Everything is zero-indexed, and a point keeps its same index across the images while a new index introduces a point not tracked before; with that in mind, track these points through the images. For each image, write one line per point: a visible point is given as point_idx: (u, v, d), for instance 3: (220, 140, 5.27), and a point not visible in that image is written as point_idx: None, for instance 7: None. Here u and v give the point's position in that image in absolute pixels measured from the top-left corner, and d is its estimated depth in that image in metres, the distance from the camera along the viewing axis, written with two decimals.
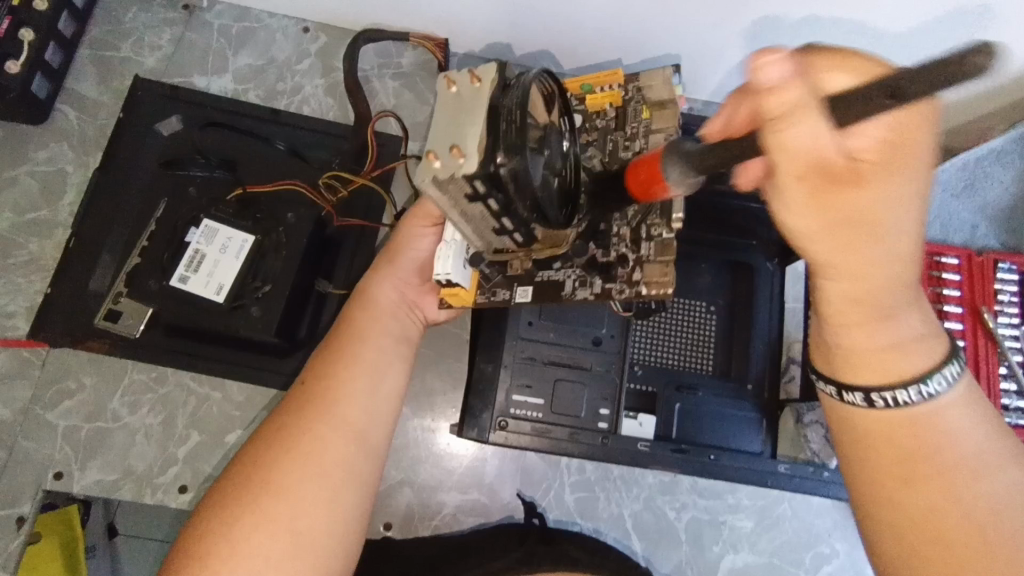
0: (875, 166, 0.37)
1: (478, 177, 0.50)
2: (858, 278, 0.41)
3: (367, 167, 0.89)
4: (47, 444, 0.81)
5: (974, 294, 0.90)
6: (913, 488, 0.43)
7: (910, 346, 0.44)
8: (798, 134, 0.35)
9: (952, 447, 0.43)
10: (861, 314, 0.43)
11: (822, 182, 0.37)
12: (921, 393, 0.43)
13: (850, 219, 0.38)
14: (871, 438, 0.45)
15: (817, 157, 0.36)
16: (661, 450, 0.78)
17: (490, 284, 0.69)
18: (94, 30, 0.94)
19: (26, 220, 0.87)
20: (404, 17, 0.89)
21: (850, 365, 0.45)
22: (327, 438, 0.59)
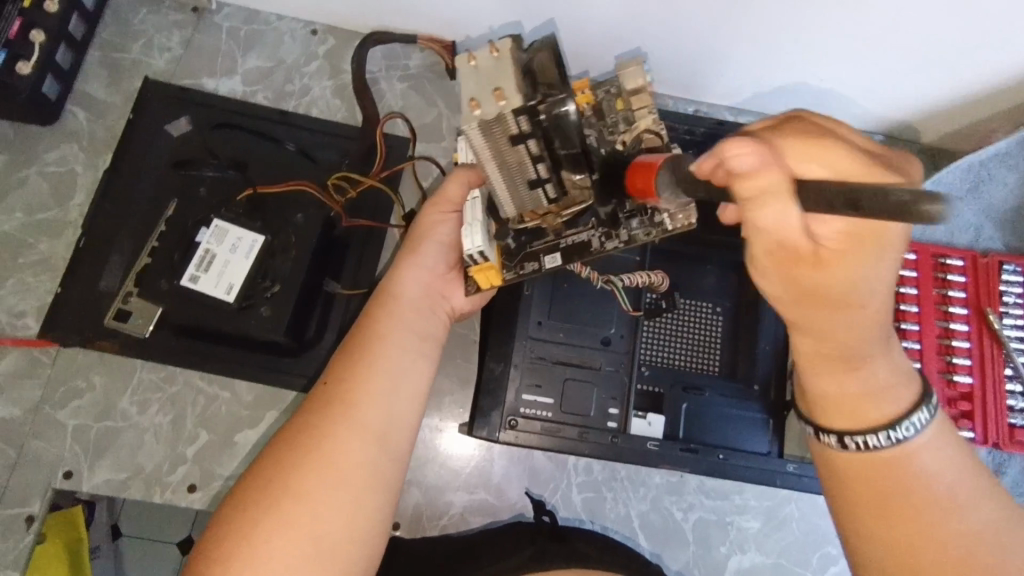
0: (838, 251, 0.43)
1: (521, 115, 0.54)
2: (835, 343, 0.48)
3: (376, 169, 0.90)
4: (57, 443, 0.81)
5: (979, 295, 0.90)
6: (894, 522, 0.49)
7: (883, 394, 0.50)
8: (768, 217, 0.42)
9: (929, 483, 0.49)
10: (839, 369, 0.50)
11: (792, 264, 0.44)
12: (889, 438, 0.49)
13: (819, 295, 0.46)
14: (849, 474, 0.51)
15: (782, 240, 0.43)
16: (670, 450, 0.79)
17: (519, 257, 0.69)
18: (103, 32, 0.94)
19: (36, 220, 0.88)
20: (413, 20, 0.90)
21: (827, 410, 0.52)
22: (347, 442, 0.57)
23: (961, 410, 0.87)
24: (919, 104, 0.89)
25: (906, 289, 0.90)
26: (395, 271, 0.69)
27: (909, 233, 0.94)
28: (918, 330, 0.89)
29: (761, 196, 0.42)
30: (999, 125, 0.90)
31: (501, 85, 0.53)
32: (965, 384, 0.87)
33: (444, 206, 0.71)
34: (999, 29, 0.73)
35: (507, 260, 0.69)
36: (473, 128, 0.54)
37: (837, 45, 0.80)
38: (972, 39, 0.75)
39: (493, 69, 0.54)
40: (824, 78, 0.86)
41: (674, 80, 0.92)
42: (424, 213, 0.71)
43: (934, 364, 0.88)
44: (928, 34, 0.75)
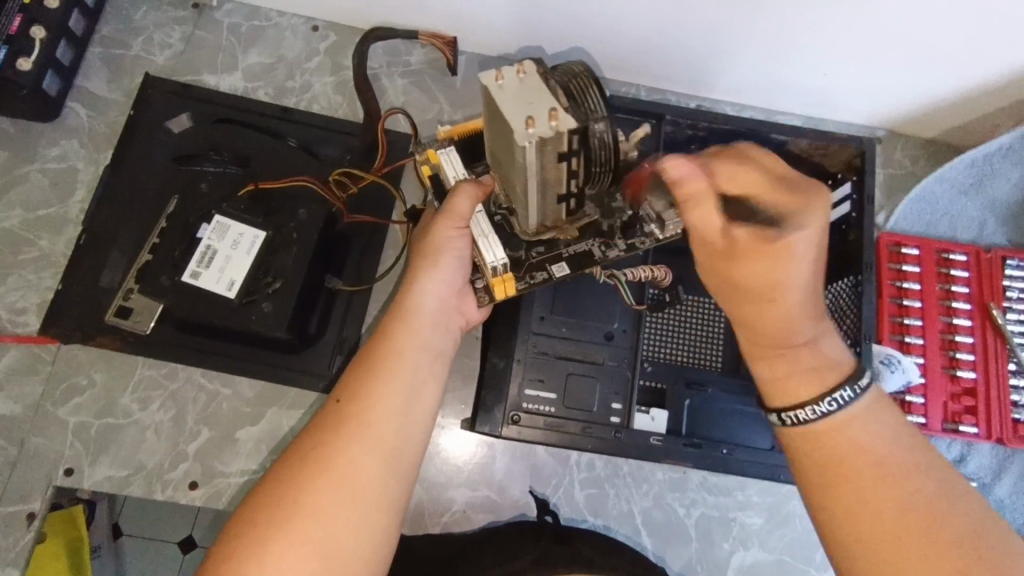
0: (744, 246, 0.52)
1: (576, 132, 0.53)
2: (763, 332, 0.55)
3: (378, 164, 0.89)
4: (57, 440, 0.81)
5: (983, 291, 0.90)
6: (845, 486, 0.49)
7: (812, 374, 0.54)
8: (705, 219, 0.54)
9: (862, 453, 0.50)
10: (768, 352, 0.55)
11: (712, 256, 0.55)
12: (818, 411, 0.52)
13: (738, 287, 0.54)
14: (806, 445, 0.52)
15: (710, 236, 0.55)
16: (674, 445, 0.78)
17: (527, 267, 0.72)
18: (103, 28, 0.94)
19: (37, 217, 0.87)
20: (414, 16, 0.90)
21: (770, 391, 0.55)
22: (361, 460, 0.56)
23: (964, 405, 0.87)
24: (921, 101, 0.89)
25: (910, 284, 0.90)
26: (411, 284, 0.67)
27: (912, 228, 0.94)
28: (921, 324, 0.89)
29: (693, 200, 0.54)
30: (1001, 120, 0.90)
31: (553, 103, 0.53)
32: (969, 378, 0.87)
33: (458, 219, 0.67)
34: (1001, 24, 0.73)
35: (517, 272, 0.72)
36: (530, 146, 0.52)
37: (839, 41, 0.79)
38: (974, 35, 0.75)
39: (525, 88, 0.53)
40: (826, 73, 0.86)
41: (677, 76, 0.92)
42: (435, 228, 0.67)
43: (938, 359, 0.88)
44: (930, 29, 0.75)
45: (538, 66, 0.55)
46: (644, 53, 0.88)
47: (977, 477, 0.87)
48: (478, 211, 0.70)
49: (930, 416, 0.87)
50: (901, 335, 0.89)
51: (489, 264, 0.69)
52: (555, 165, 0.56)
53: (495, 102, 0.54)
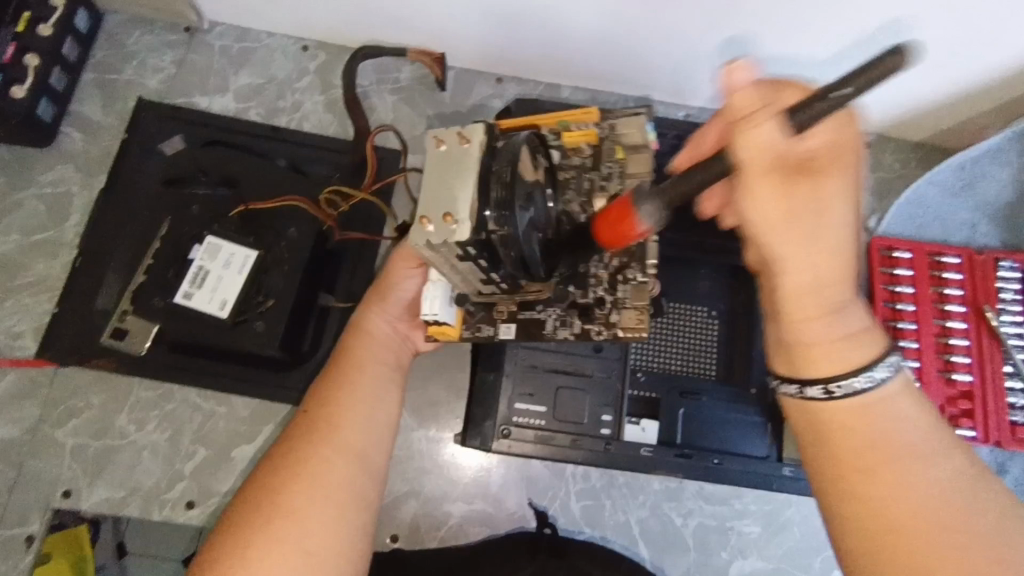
0: (825, 159, 0.46)
1: (471, 243, 0.54)
2: (815, 272, 0.47)
3: (367, 181, 0.90)
4: (55, 463, 0.81)
5: (976, 293, 0.90)
6: (875, 479, 0.46)
7: (858, 338, 0.48)
8: (762, 134, 0.44)
9: (899, 436, 0.46)
10: (816, 306, 0.48)
11: (786, 177, 0.45)
12: (870, 381, 0.47)
13: (799, 212, 0.45)
14: (832, 429, 0.48)
15: (775, 154, 0.44)
16: (664, 455, 0.78)
17: (479, 321, 0.70)
18: (97, 54, 0.96)
19: (32, 241, 0.89)
20: (401, 33, 0.91)
21: (809, 359, 0.48)
22: (333, 463, 0.58)
23: (961, 408, 0.87)
24: (906, 105, 0.89)
25: (902, 288, 0.90)
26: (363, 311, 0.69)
27: (905, 231, 0.94)
28: (915, 328, 0.89)
29: (751, 112, 0.44)
30: (989, 121, 0.90)
31: (450, 207, 0.53)
32: (965, 382, 0.87)
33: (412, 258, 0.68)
34: (984, 23, 0.73)
35: (466, 322, 0.70)
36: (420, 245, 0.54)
37: (825, 46, 0.79)
38: (953, 39, 0.76)
39: (449, 165, 0.55)
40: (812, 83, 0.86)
41: (662, 86, 0.92)
42: (392, 263, 0.69)
43: (933, 363, 0.88)
44: (914, 30, 0.75)
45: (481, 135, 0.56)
46: (630, 64, 0.89)
47: None
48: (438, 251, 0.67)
49: None
50: (895, 340, 0.89)
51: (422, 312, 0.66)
52: (452, 259, 0.57)
53: (432, 168, 0.56)
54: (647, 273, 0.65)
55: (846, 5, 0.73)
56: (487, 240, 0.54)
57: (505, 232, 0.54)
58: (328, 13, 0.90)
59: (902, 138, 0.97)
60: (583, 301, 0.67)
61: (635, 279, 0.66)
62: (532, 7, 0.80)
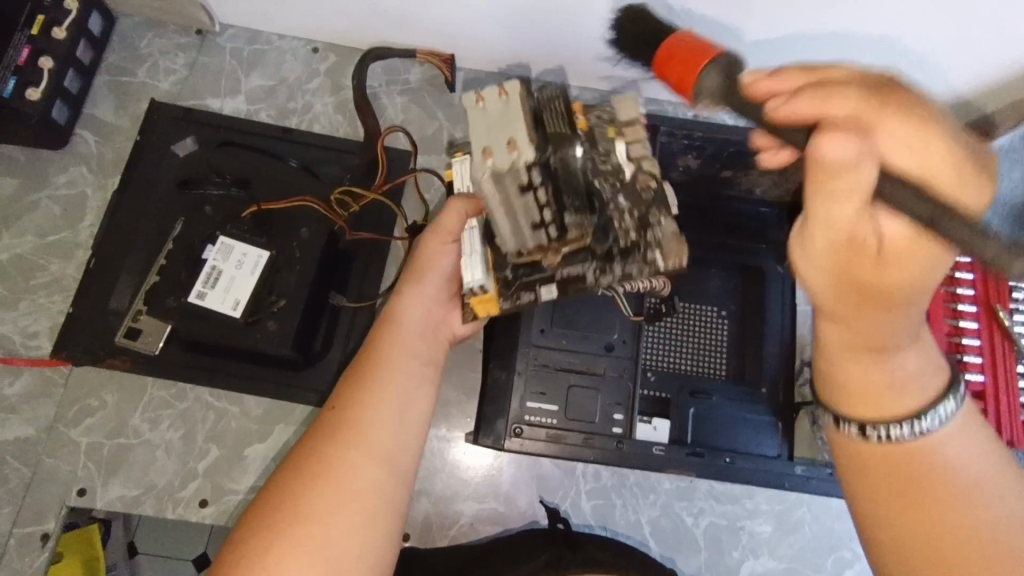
0: (901, 252, 0.43)
1: (533, 161, 0.55)
2: (865, 335, 0.48)
3: (378, 181, 0.91)
4: (70, 462, 0.82)
5: (988, 292, 0.89)
6: (915, 516, 0.47)
7: (909, 384, 0.50)
8: (844, 213, 0.42)
9: (948, 474, 0.47)
10: (866, 352, 0.49)
11: (852, 255, 0.44)
12: (916, 428, 0.48)
13: (868, 289, 0.46)
14: (872, 464, 0.50)
15: (851, 236, 0.43)
16: (676, 454, 0.79)
17: (515, 290, 0.67)
18: (110, 56, 0.97)
19: (47, 242, 0.89)
20: (411, 35, 0.91)
21: (849, 400, 0.51)
22: (357, 465, 0.57)
23: (973, 407, 0.87)
24: None
25: None
26: (398, 295, 0.70)
27: None
28: (927, 327, 0.89)
29: (849, 191, 0.41)
30: None
31: (513, 134, 0.55)
32: (977, 381, 0.87)
33: (444, 235, 0.70)
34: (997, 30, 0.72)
35: (503, 290, 0.67)
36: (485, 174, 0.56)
37: (838, 53, 0.79)
38: (966, 45, 0.75)
39: (500, 111, 0.56)
40: None
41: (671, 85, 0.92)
42: (425, 244, 0.71)
43: (945, 362, 0.88)
44: (924, 36, 0.74)
45: (520, 85, 0.57)
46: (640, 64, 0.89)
47: None
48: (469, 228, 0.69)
49: None
50: None
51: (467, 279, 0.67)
52: (515, 197, 0.58)
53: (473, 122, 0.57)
54: (671, 214, 0.63)
55: (858, 8, 0.72)
56: (543, 160, 0.56)
57: (565, 153, 0.57)
58: (339, 15, 0.90)
59: None
60: (620, 247, 0.64)
61: (660, 222, 0.63)
62: (542, 7, 0.81)
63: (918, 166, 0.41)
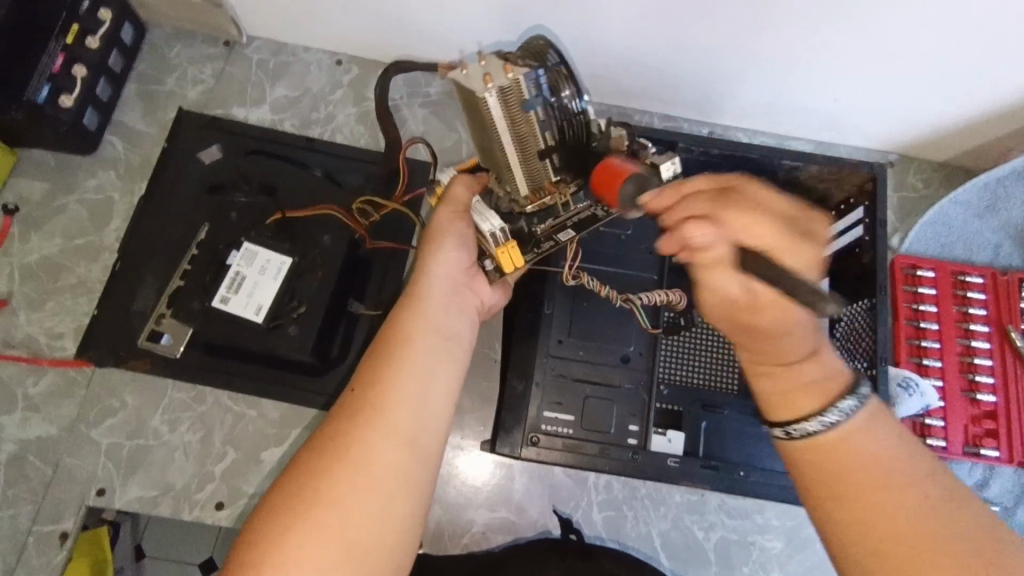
0: (769, 301, 0.47)
1: (532, 78, 0.59)
2: (771, 353, 0.50)
3: (399, 192, 0.93)
4: (90, 461, 0.83)
5: (1000, 312, 0.90)
6: (844, 504, 0.47)
7: (815, 388, 0.50)
8: (719, 280, 0.48)
9: (871, 468, 0.47)
10: (775, 365, 0.50)
11: (730, 311, 0.49)
12: (826, 423, 0.48)
13: (754, 332, 0.49)
14: (801, 460, 0.50)
15: (723, 297, 0.48)
16: (690, 465, 0.79)
17: (534, 239, 0.72)
18: (140, 65, 0.99)
19: (74, 245, 0.91)
20: (434, 50, 0.93)
21: (772, 404, 0.51)
22: (378, 446, 0.55)
23: (985, 428, 0.87)
24: (929, 126, 0.90)
25: (926, 307, 0.91)
26: (421, 270, 0.68)
27: (927, 250, 0.95)
28: (939, 346, 0.89)
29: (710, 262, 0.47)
30: (1014, 143, 0.90)
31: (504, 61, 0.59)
32: (989, 402, 0.87)
33: (457, 206, 0.71)
34: (1013, 47, 0.74)
35: (524, 246, 0.72)
36: (491, 96, 0.58)
37: (855, 60, 0.80)
38: (980, 59, 0.76)
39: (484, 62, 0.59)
40: (835, 100, 0.88)
41: (688, 102, 0.94)
42: (437, 212, 0.71)
43: (957, 382, 0.88)
44: (937, 50, 0.76)
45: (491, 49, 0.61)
46: (658, 80, 0.91)
47: (999, 501, 0.87)
48: (477, 200, 0.71)
49: (950, 440, 0.87)
50: (918, 358, 0.89)
51: (487, 230, 0.69)
52: (530, 124, 0.60)
53: (461, 86, 0.59)
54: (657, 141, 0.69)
55: (875, 25, 0.74)
56: (541, 80, 0.59)
57: (562, 96, 0.61)
58: (364, 29, 0.93)
59: (926, 158, 0.97)
60: None
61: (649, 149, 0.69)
62: (564, 24, 0.83)
63: (762, 244, 0.47)
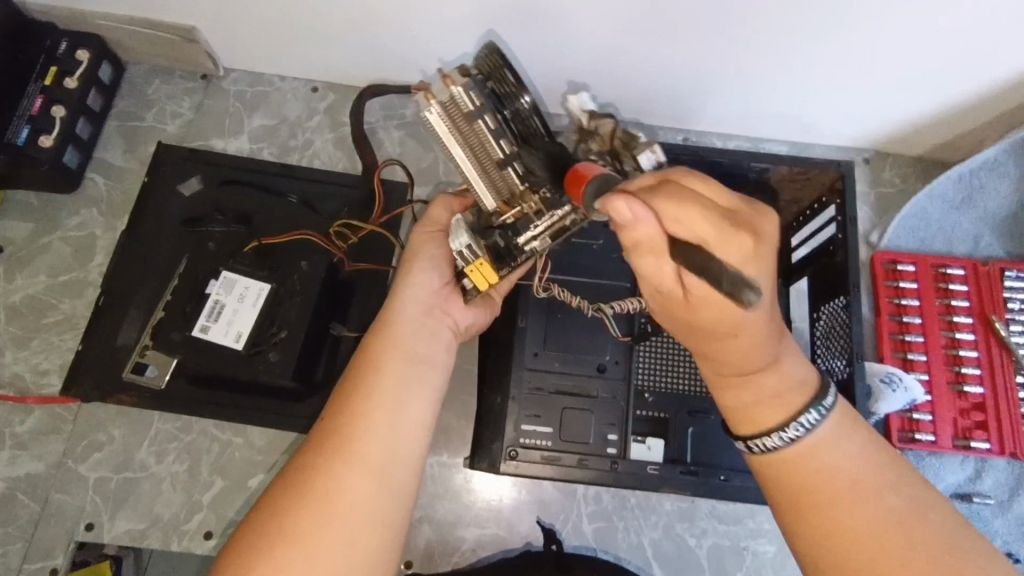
0: (699, 297, 0.47)
1: (471, 91, 0.63)
2: (732, 365, 0.50)
3: (375, 214, 0.94)
4: (78, 497, 0.84)
5: (983, 303, 0.90)
6: (806, 518, 0.47)
7: (779, 399, 0.50)
8: (644, 265, 0.48)
9: (832, 478, 0.47)
10: (733, 377, 0.52)
11: (670, 306, 0.50)
12: (789, 437, 0.49)
13: (698, 330, 0.50)
14: (772, 475, 0.50)
15: (661, 285, 0.48)
16: (670, 472, 0.79)
17: (511, 253, 0.69)
18: (120, 103, 1.01)
19: (58, 282, 0.93)
20: (407, 72, 0.94)
21: (735, 417, 0.53)
22: (347, 478, 0.55)
23: (974, 420, 0.87)
24: (904, 120, 0.91)
25: (909, 301, 0.91)
26: (394, 296, 0.70)
27: (907, 245, 0.95)
28: (923, 340, 0.89)
29: (638, 245, 0.47)
30: (989, 133, 0.91)
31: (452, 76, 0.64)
32: (976, 394, 0.87)
33: (433, 226, 0.74)
34: (979, 42, 0.75)
35: (498, 261, 0.69)
36: (434, 112, 0.64)
37: (823, 61, 0.81)
38: (948, 50, 0.77)
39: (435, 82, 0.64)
40: (807, 100, 0.89)
41: (661, 112, 0.96)
42: (413, 233, 0.74)
43: (943, 375, 0.88)
44: (903, 46, 0.77)
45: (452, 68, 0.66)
46: (631, 91, 0.92)
47: (994, 495, 0.86)
48: (458, 220, 0.70)
49: (939, 434, 0.86)
50: (903, 352, 0.89)
51: (455, 250, 0.68)
52: (478, 134, 0.64)
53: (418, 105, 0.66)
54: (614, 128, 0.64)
55: (838, 23, 0.75)
56: (485, 92, 0.63)
57: (516, 99, 0.64)
58: (337, 55, 0.94)
59: (900, 153, 0.98)
60: None
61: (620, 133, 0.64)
62: (533, 42, 0.84)
63: (694, 236, 0.46)
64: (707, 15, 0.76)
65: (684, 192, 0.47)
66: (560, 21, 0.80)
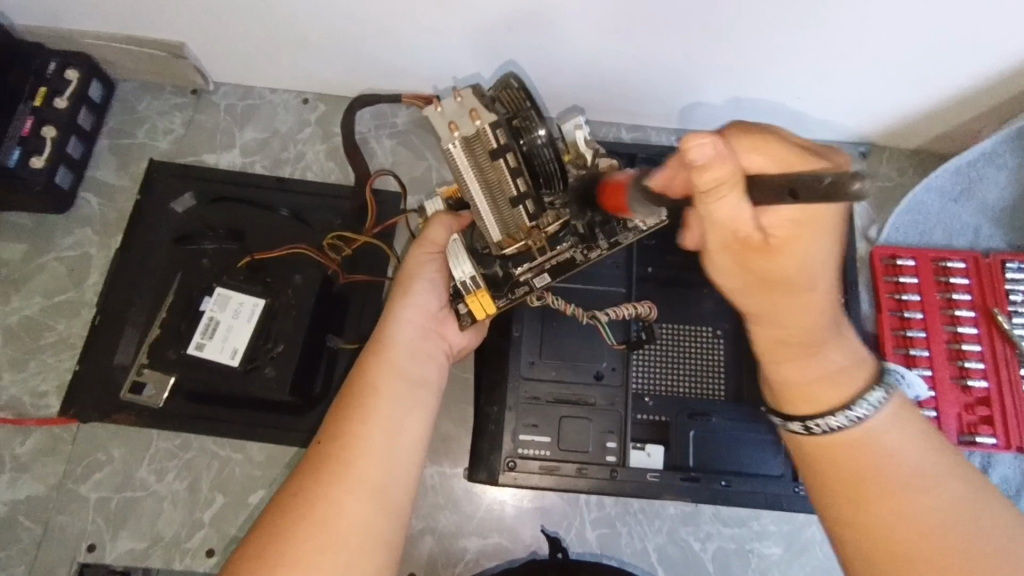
0: (786, 237, 0.43)
1: (497, 128, 0.62)
2: (791, 328, 0.48)
3: (368, 225, 0.93)
4: (80, 517, 0.84)
5: (985, 296, 0.89)
6: (866, 508, 0.45)
7: (840, 376, 0.48)
8: (728, 206, 0.42)
9: (890, 465, 0.45)
10: (794, 348, 0.49)
11: (742, 252, 0.45)
12: (851, 417, 0.47)
13: (771, 280, 0.46)
14: (828, 460, 0.48)
15: (736, 231, 0.43)
16: (670, 479, 0.79)
17: (509, 283, 0.73)
18: (111, 120, 1.01)
19: (55, 303, 0.93)
20: (396, 80, 0.93)
21: (790, 397, 0.50)
22: (344, 501, 0.55)
23: (979, 415, 0.86)
24: (899, 113, 0.90)
25: (909, 296, 0.90)
26: (389, 318, 0.70)
27: (906, 239, 0.94)
28: (925, 337, 0.88)
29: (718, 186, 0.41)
30: (986, 124, 0.89)
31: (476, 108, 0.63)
32: (981, 388, 0.86)
33: (432, 247, 0.74)
34: (972, 32, 0.74)
35: (497, 289, 0.73)
36: (456, 145, 0.63)
37: (814, 55, 0.80)
38: (938, 41, 0.75)
39: (457, 109, 0.63)
40: (799, 96, 0.88)
41: (654, 112, 0.95)
42: (410, 256, 0.74)
43: (947, 370, 0.87)
44: (894, 40, 0.76)
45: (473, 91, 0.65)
46: (621, 92, 0.91)
47: (1001, 491, 0.85)
48: (456, 239, 0.73)
49: (944, 430, 0.85)
50: (905, 349, 0.88)
51: (457, 277, 0.70)
52: (497, 170, 0.63)
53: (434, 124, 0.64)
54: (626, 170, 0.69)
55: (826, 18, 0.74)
56: (508, 129, 0.63)
57: (532, 135, 0.63)
58: (324, 65, 0.94)
59: (897, 146, 0.97)
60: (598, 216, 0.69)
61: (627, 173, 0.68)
62: (522, 47, 0.83)
63: (770, 164, 0.43)
64: (695, 13, 0.75)
65: (763, 131, 0.45)
66: (546, 25, 0.79)
